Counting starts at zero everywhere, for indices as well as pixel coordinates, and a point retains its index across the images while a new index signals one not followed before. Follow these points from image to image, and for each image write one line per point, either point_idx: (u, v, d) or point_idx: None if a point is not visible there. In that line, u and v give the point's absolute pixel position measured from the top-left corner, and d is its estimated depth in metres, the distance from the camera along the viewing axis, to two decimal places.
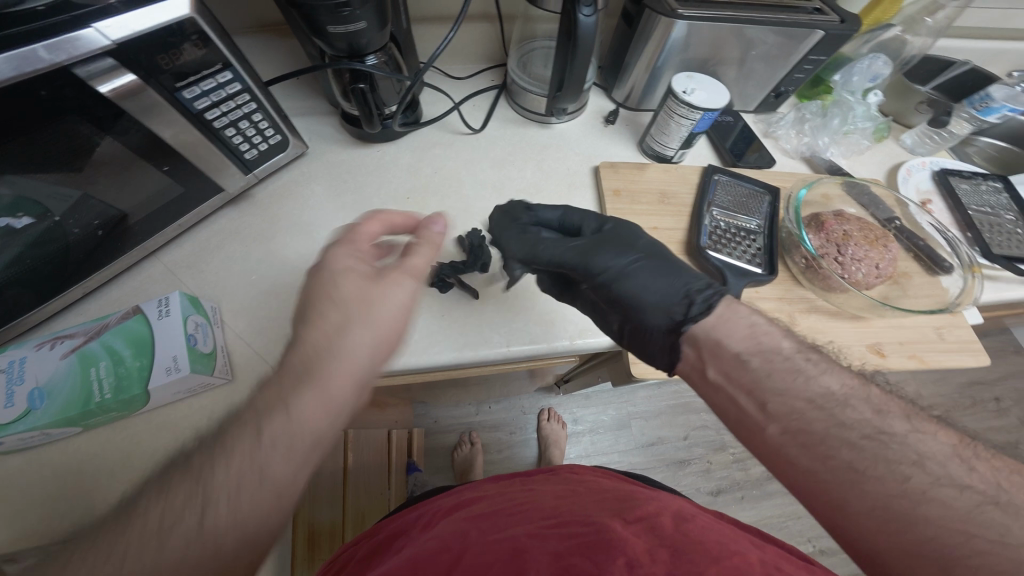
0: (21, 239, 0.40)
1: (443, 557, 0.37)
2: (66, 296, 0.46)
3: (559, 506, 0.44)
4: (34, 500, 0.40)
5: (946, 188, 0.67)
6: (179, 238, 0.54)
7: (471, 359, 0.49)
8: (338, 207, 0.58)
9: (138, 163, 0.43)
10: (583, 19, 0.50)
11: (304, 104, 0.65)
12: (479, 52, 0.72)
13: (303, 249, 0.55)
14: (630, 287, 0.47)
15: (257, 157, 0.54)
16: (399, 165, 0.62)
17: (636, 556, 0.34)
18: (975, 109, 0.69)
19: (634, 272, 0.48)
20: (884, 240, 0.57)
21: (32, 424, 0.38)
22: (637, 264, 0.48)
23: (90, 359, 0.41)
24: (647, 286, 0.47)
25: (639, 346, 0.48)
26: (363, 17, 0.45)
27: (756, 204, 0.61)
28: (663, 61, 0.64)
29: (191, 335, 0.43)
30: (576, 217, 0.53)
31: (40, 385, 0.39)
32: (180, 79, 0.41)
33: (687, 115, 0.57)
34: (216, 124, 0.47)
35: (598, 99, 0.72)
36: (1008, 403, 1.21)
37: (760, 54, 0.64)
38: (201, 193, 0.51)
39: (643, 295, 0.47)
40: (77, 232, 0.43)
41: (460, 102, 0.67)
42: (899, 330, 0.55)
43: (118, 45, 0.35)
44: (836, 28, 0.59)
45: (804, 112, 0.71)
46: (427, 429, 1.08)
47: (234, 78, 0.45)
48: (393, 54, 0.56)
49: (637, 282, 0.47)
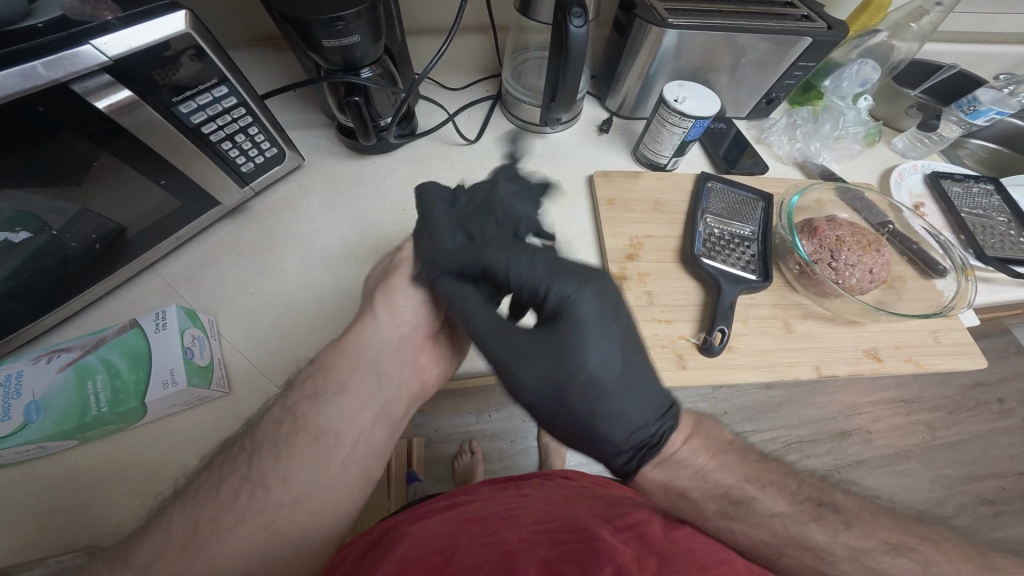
0: (19, 253, 0.40)
1: (433, 558, 0.38)
2: (63, 310, 0.46)
3: (551, 510, 0.44)
4: (29, 514, 0.40)
5: (937, 191, 0.68)
6: (177, 250, 0.54)
7: (468, 371, 0.50)
8: (334, 219, 0.59)
9: (137, 177, 0.44)
10: (574, 30, 0.51)
11: (300, 117, 0.65)
12: (474, 64, 0.73)
13: (298, 262, 0.55)
14: (575, 363, 0.33)
15: (253, 169, 0.54)
16: (395, 177, 0.63)
17: (626, 564, 0.34)
18: (964, 112, 0.70)
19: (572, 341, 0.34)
20: (876, 245, 0.58)
21: (28, 437, 0.38)
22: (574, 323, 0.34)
23: (87, 372, 0.41)
24: (605, 313, 0.34)
25: (580, 425, 0.34)
26: (357, 31, 0.45)
27: (749, 210, 0.61)
28: (656, 70, 0.64)
29: (188, 348, 0.44)
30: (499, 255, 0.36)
31: (36, 399, 0.40)
32: (177, 93, 0.42)
33: (678, 124, 0.58)
34: (213, 137, 0.47)
35: (591, 107, 0.73)
36: (1012, 404, 1.21)
37: (751, 61, 0.65)
38: (199, 207, 0.52)
39: (585, 394, 0.33)
40: (75, 246, 0.44)
41: (455, 114, 0.68)
42: (895, 334, 0.55)
43: (115, 61, 0.36)
44: (824, 35, 0.60)
45: (796, 118, 0.71)
46: (428, 439, 1.07)
47: (229, 92, 0.46)
48: (388, 67, 0.56)
49: (582, 355, 0.33)
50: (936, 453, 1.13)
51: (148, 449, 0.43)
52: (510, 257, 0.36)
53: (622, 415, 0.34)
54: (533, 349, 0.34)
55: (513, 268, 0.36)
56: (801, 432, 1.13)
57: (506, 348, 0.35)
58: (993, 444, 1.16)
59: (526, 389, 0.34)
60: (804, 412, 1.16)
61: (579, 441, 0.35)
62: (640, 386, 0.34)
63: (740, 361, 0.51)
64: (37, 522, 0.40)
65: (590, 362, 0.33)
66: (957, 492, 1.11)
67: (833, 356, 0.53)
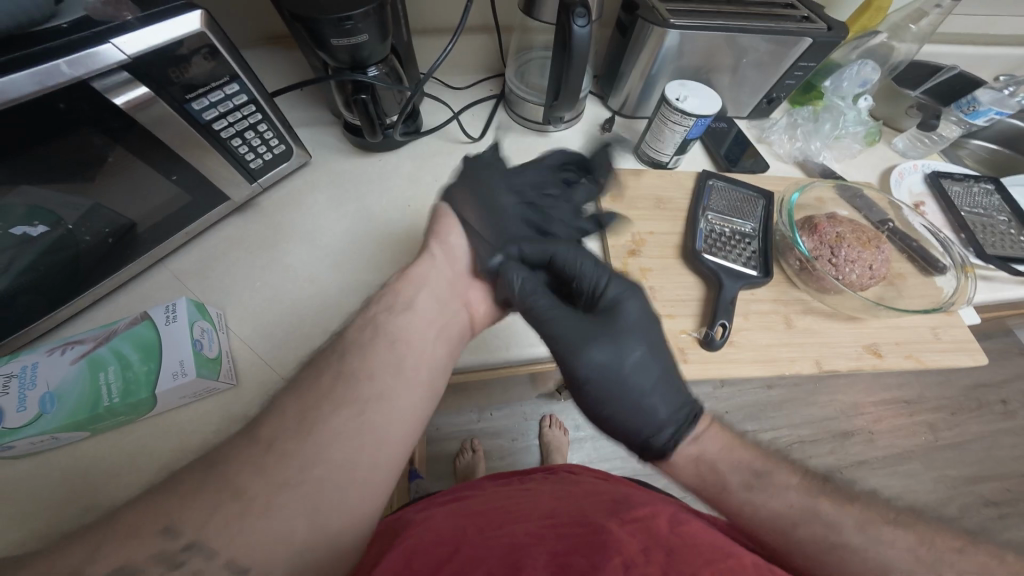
0: (35, 247, 0.41)
1: (438, 548, 0.38)
2: (76, 303, 0.47)
3: (555, 505, 0.44)
4: (42, 503, 0.41)
5: (938, 190, 0.68)
6: (186, 246, 0.55)
7: (472, 364, 0.50)
8: (338, 214, 0.59)
9: (148, 172, 0.45)
10: (578, 30, 0.52)
11: (306, 115, 0.67)
12: (478, 63, 0.74)
13: (305, 257, 0.56)
14: (628, 347, 0.42)
15: (262, 166, 0.55)
16: (400, 174, 0.64)
17: (633, 556, 0.35)
18: (964, 112, 0.71)
19: (628, 329, 0.43)
20: (876, 242, 0.58)
21: (43, 427, 0.39)
22: (627, 316, 0.44)
23: (99, 363, 0.42)
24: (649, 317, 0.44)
25: (629, 402, 0.40)
26: (365, 30, 0.46)
27: (750, 208, 0.62)
28: (657, 70, 0.65)
29: (198, 340, 0.45)
30: (574, 258, 0.47)
31: (51, 389, 0.40)
32: (190, 91, 0.43)
33: (680, 122, 0.58)
34: (224, 134, 0.48)
35: (594, 107, 0.74)
36: (1015, 405, 1.20)
37: (752, 62, 0.65)
38: (208, 202, 0.53)
39: (632, 373, 0.41)
40: (88, 240, 0.45)
41: (460, 112, 0.69)
42: (895, 331, 0.55)
43: (133, 59, 0.37)
44: (824, 36, 0.61)
45: (797, 117, 0.72)
46: (430, 437, 1.08)
47: (241, 90, 0.47)
48: (394, 66, 0.57)
49: (633, 342, 0.42)
50: (939, 453, 1.13)
51: (158, 439, 0.44)
52: (580, 258, 0.47)
53: (661, 397, 0.41)
54: (595, 330, 0.42)
55: (579, 266, 0.47)
56: (803, 431, 1.13)
57: (570, 329, 0.42)
58: (995, 445, 1.16)
59: (588, 363, 0.41)
60: (805, 411, 1.16)
61: (626, 409, 0.40)
62: (668, 380, 0.42)
63: (740, 355, 0.52)
64: (49, 510, 0.41)
65: (640, 345, 0.42)
66: (959, 492, 1.11)
67: (832, 351, 0.53)
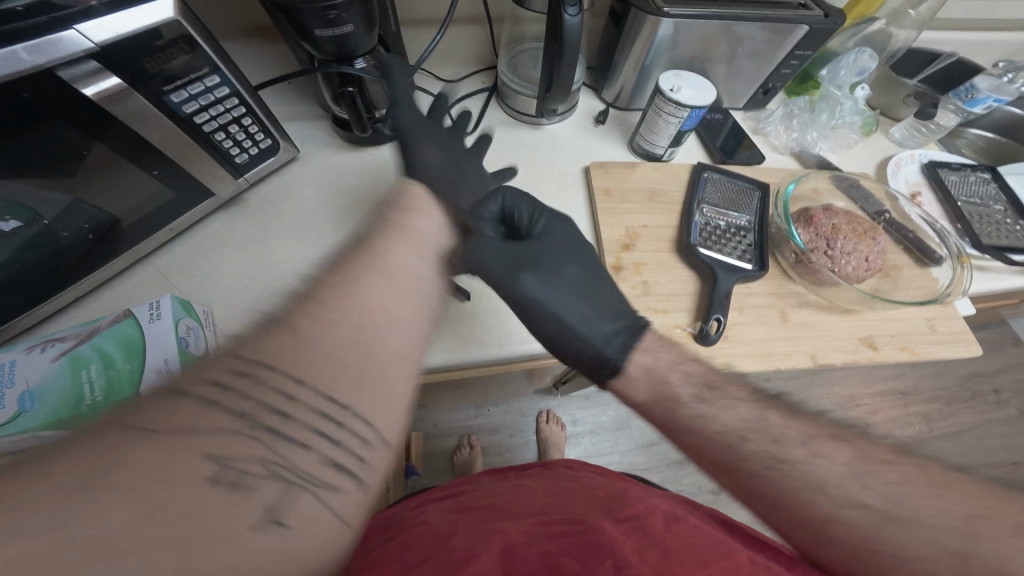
0: (10, 243, 0.40)
1: (431, 540, 0.38)
2: (57, 300, 0.46)
3: (549, 502, 0.44)
4: None
5: (935, 180, 0.68)
6: (172, 242, 0.54)
7: (466, 360, 0.50)
8: (326, 211, 0.58)
9: (129, 168, 0.44)
10: (569, 19, 0.51)
11: (294, 109, 0.65)
12: (470, 54, 0.72)
13: (294, 254, 0.55)
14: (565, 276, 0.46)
15: (247, 161, 0.54)
16: (390, 169, 0.63)
17: (627, 558, 0.34)
18: (962, 100, 0.70)
19: (565, 261, 0.47)
20: (872, 233, 0.58)
21: (23, 425, 0.38)
22: (563, 250, 0.47)
23: (80, 362, 0.41)
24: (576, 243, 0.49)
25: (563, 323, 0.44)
26: (350, 20, 0.45)
27: (745, 200, 0.61)
28: (651, 60, 0.64)
29: (183, 338, 0.44)
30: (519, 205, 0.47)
31: (30, 388, 0.39)
32: (168, 83, 0.41)
33: (674, 113, 0.57)
34: (206, 128, 0.47)
35: (587, 98, 0.72)
36: (1008, 395, 1.21)
37: (749, 51, 0.64)
38: (194, 199, 0.52)
39: (566, 300, 0.45)
40: (68, 237, 0.44)
41: (451, 105, 0.68)
42: (891, 322, 0.55)
43: (103, 48, 0.35)
44: (820, 23, 0.60)
45: (793, 107, 0.71)
46: (426, 433, 1.07)
47: (222, 82, 0.45)
48: (382, 58, 0.56)
49: (569, 272, 0.46)
50: (933, 443, 1.13)
51: None
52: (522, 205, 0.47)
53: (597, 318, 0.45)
54: (533, 259, 0.45)
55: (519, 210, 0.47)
56: None
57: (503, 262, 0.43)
58: (989, 434, 1.17)
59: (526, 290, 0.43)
60: None
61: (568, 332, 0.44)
62: (600, 296, 0.47)
63: (735, 350, 0.51)
64: None
65: (570, 265, 0.47)
66: None
67: (827, 345, 0.53)
